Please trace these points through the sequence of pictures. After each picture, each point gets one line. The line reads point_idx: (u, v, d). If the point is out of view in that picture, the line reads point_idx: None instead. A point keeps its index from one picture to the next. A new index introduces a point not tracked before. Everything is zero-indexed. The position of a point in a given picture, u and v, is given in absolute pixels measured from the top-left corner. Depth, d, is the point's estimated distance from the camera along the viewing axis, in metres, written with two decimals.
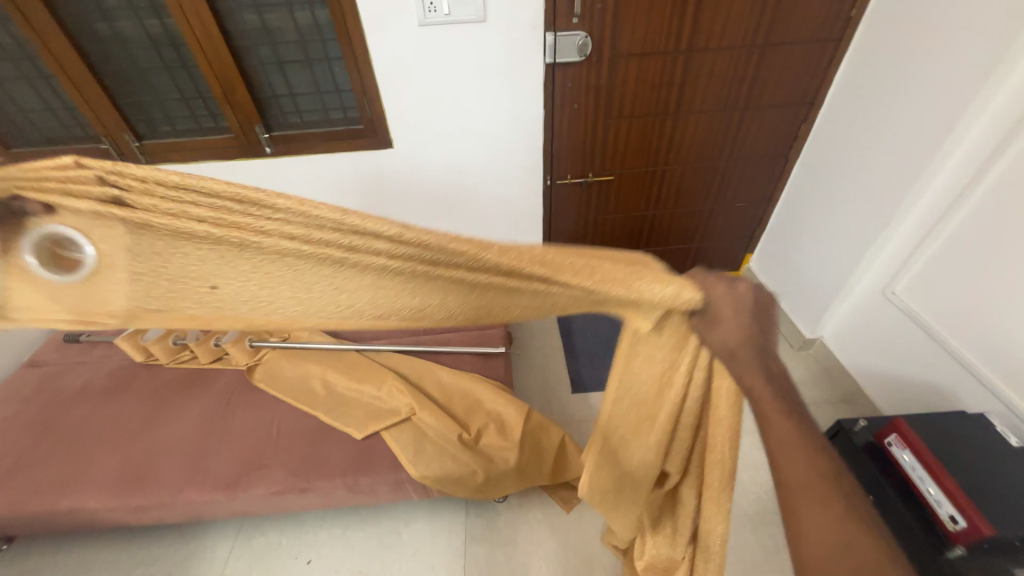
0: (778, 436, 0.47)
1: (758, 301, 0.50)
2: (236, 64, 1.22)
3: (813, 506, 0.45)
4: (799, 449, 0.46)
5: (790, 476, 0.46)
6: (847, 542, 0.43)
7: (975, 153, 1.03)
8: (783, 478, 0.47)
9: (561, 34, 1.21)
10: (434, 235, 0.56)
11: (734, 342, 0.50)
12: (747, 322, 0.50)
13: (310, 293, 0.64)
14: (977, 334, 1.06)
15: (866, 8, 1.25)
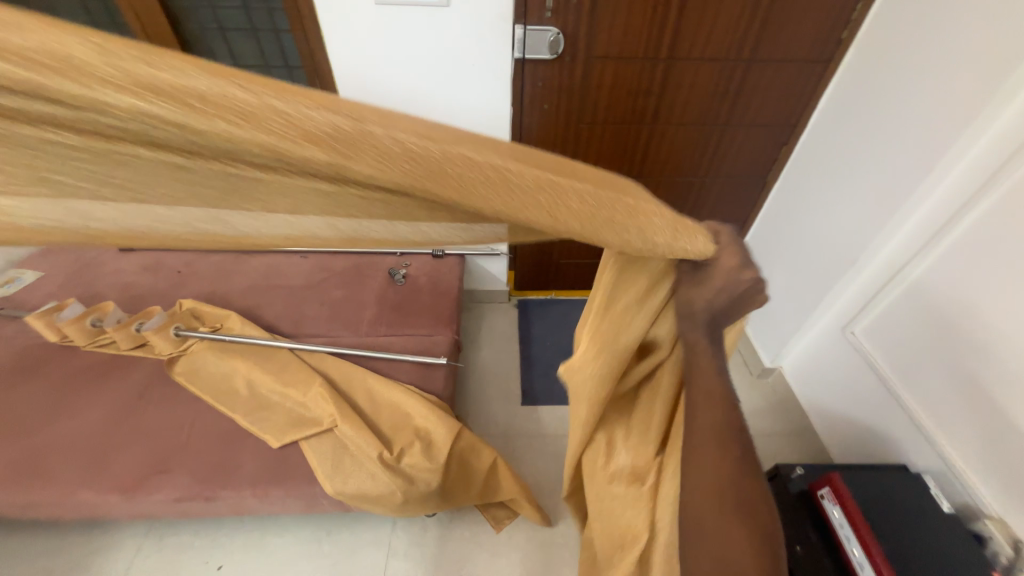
0: (704, 384, 0.52)
1: (748, 292, 0.50)
2: (172, 27, 1.12)
3: (711, 448, 0.50)
4: (717, 401, 0.51)
5: (702, 417, 0.51)
6: (732, 481, 0.48)
7: (945, 201, 0.95)
8: (697, 418, 0.52)
9: (532, 28, 1.13)
10: (363, 169, 0.41)
11: (700, 306, 0.52)
12: (724, 296, 0.51)
13: (228, 204, 0.52)
14: (925, 390, 1.01)
15: (858, 31, 1.17)
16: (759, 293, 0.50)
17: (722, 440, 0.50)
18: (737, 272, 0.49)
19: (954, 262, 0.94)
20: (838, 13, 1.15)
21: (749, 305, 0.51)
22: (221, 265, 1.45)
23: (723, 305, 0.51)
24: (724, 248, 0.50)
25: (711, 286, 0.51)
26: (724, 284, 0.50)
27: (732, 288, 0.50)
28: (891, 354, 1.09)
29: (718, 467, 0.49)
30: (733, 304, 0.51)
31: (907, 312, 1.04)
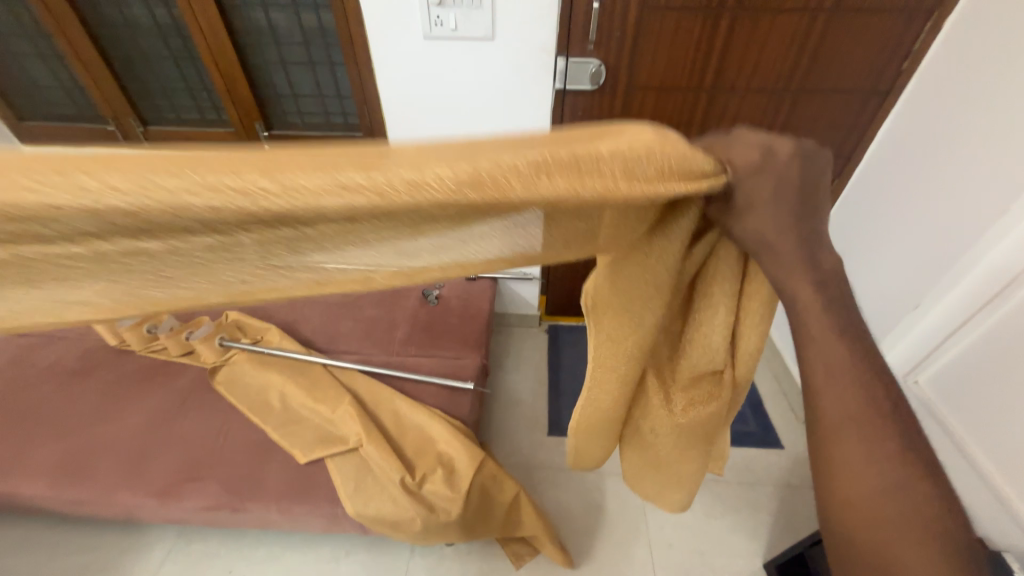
0: (825, 355, 0.40)
1: (799, 164, 0.41)
2: (240, 60, 1.23)
3: (854, 440, 0.39)
4: (849, 378, 0.40)
5: (826, 400, 0.40)
6: (891, 482, 0.37)
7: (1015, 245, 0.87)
8: (820, 402, 0.41)
9: (574, 60, 1.14)
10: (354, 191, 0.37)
11: (771, 233, 0.42)
12: (786, 199, 0.41)
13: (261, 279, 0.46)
14: (1003, 455, 0.89)
15: (920, 62, 1.11)
16: (804, 149, 0.42)
17: (857, 428, 0.39)
18: (769, 156, 0.41)
19: None
20: (898, 44, 1.10)
21: (815, 182, 0.42)
22: None
23: (795, 204, 0.42)
24: (730, 150, 0.43)
25: (761, 195, 0.42)
26: (766, 185, 0.41)
27: (783, 177, 0.41)
28: (959, 408, 0.98)
29: (867, 462, 0.38)
30: (811, 186, 0.42)
31: (977, 362, 0.94)
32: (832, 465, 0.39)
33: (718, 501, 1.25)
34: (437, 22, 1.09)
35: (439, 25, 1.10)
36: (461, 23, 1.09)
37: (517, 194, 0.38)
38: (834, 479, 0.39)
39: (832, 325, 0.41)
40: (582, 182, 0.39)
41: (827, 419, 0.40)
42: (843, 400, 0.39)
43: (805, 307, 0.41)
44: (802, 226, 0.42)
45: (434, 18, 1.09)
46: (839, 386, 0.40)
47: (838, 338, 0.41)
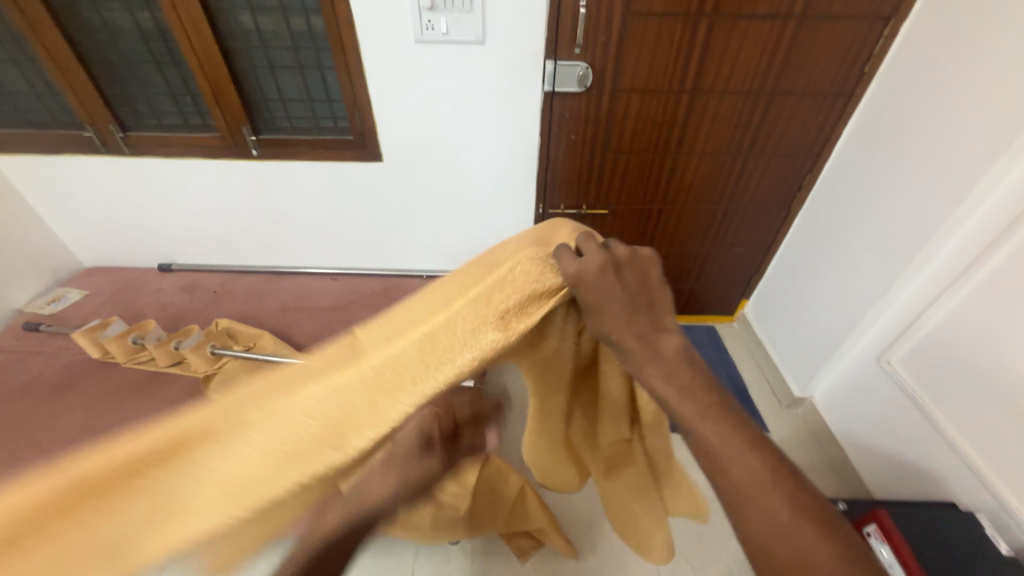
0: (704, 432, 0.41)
1: (612, 268, 0.48)
2: (226, 64, 1.22)
3: (751, 507, 0.38)
4: (729, 445, 0.40)
5: (730, 471, 0.39)
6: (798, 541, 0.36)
7: (981, 232, 0.95)
8: (727, 474, 0.39)
9: (562, 63, 1.18)
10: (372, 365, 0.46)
11: (619, 331, 0.47)
12: (619, 295, 0.47)
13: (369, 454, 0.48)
14: (975, 424, 0.97)
15: (880, 64, 1.20)
16: (635, 258, 0.49)
17: (772, 490, 0.38)
18: (595, 268, 0.48)
19: (994, 292, 0.93)
20: (860, 48, 1.19)
21: (644, 285, 0.49)
22: (253, 287, 1.56)
23: (630, 307, 0.47)
24: (561, 259, 0.49)
25: (596, 300, 0.48)
26: (596, 295, 0.47)
27: (607, 288, 0.47)
28: (932, 385, 1.06)
29: (783, 528, 0.37)
30: (645, 288, 0.48)
31: (951, 341, 1.01)
32: (764, 540, 0.37)
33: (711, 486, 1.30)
34: (428, 26, 1.12)
35: (430, 29, 1.12)
36: (452, 28, 1.12)
37: (456, 342, 0.48)
38: (770, 553, 0.37)
39: (691, 403, 0.43)
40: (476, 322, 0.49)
41: (737, 493, 0.39)
42: (749, 469, 0.39)
43: (667, 393, 0.44)
44: (638, 322, 0.47)
45: (425, 22, 1.11)
46: (733, 455, 0.39)
47: (704, 412, 0.42)
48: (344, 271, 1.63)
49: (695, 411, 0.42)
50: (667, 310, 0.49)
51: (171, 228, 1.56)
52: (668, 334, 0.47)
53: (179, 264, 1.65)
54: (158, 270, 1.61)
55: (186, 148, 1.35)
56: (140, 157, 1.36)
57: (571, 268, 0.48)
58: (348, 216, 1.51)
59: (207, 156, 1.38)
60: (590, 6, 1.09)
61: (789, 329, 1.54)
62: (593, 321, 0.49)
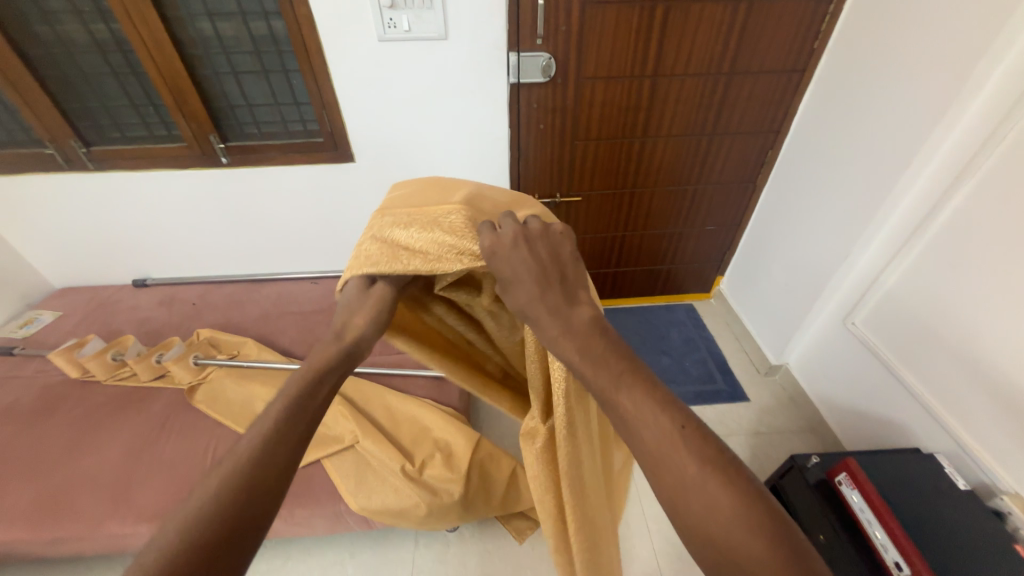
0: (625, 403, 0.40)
1: (526, 241, 0.48)
2: (188, 72, 1.21)
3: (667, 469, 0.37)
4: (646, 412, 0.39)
5: (643, 435, 0.38)
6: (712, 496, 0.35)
7: (928, 191, 1.01)
8: (640, 438, 0.39)
9: (525, 54, 1.21)
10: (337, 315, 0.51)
11: (527, 302, 0.46)
12: (527, 270, 0.46)
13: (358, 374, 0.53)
14: (933, 373, 1.03)
15: (828, 41, 1.26)
16: (545, 233, 0.50)
17: (683, 449, 0.37)
18: (500, 240, 0.47)
19: (944, 249, 0.99)
20: (809, 26, 1.24)
21: (553, 257, 0.48)
22: (233, 296, 1.55)
23: (541, 282, 0.46)
24: (479, 233, 0.49)
25: (511, 274, 0.46)
26: (509, 267, 0.46)
27: (518, 257, 0.46)
28: (894, 340, 1.12)
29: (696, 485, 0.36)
30: (556, 262, 0.47)
31: (909, 297, 1.08)
32: (680, 505, 0.36)
33: None
34: (390, 24, 1.13)
35: (392, 26, 1.13)
36: (414, 25, 1.14)
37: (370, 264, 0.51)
38: (688, 517, 0.36)
39: (607, 374, 0.41)
40: (384, 251, 0.51)
41: (650, 457, 0.38)
42: (662, 431, 0.38)
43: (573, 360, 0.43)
44: (550, 295, 0.45)
45: (387, 20, 1.13)
46: (644, 418, 0.39)
47: (616, 378, 0.41)
48: (325, 274, 1.63)
49: (604, 379, 0.41)
50: (579, 284, 0.48)
51: (144, 243, 1.54)
52: (580, 306, 0.46)
53: (155, 279, 1.63)
54: (134, 286, 1.59)
55: (153, 159, 1.33)
56: (105, 172, 1.34)
57: (486, 240, 0.48)
58: (324, 219, 1.51)
59: (175, 167, 1.36)
60: None
61: (761, 300, 1.60)
62: (509, 296, 0.47)
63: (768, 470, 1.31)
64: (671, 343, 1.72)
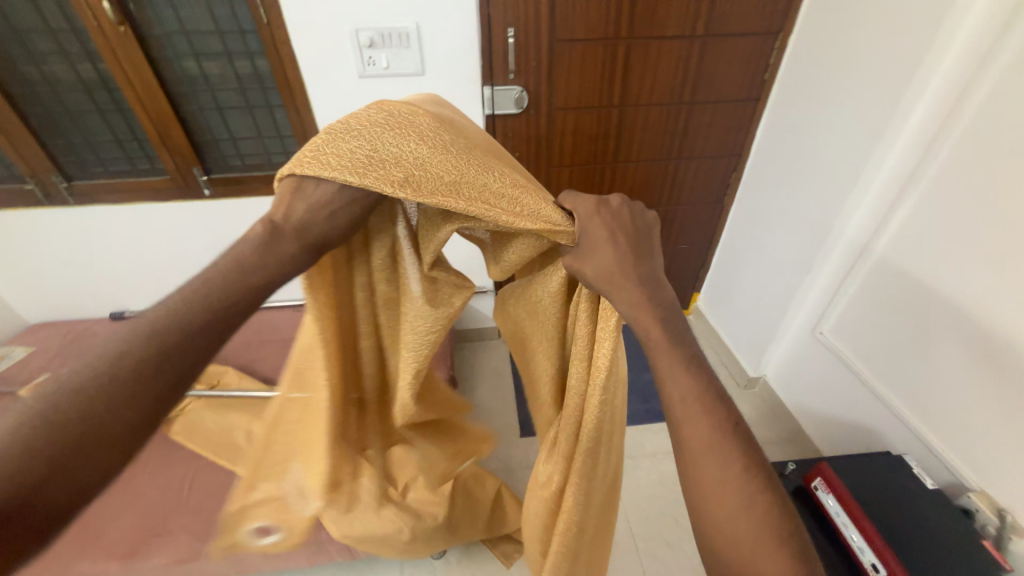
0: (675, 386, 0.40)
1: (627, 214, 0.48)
2: (173, 108, 1.25)
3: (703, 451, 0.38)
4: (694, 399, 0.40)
5: (688, 431, 0.39)
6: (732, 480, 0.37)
7: (875, 206, 1.08)
8: (681, 419, 0.40)
9: (498, 88, 1.28)
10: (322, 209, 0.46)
11: (612, 267, 0.44)
12: (621, 241, 0.46)
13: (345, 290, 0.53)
14: (896, 376, 1.08)
15: (776, 74, 1.37)
16: (636, 212, 0.49)
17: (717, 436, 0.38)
18: (603, 205, 0.47)
19: (894, 258, 1.06)
20: (758, 60, 1.35)
21: (641, 231, 0.48)
22: None
23: (630, 250, 0.46)
24: (574, 201, 0.48)
25: (588, 237, 0.46)
26: (603, 234, 0.46)
27: (613, 226, 0.46)
28: (859, 347, 1.17)
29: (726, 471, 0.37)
30: (644, 238, 0.47)
31: (868, 305, 1.14)
32: (706, 504, 0.37)
33: None
34: (370, 61, 1.19)
35: (372, 64, 1.20)
36: (393, 62, 1.20)
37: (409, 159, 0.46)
38: (719, 514, 0.37)
39: (670, 353, 0.41)
40: (433, 156, 0.47)
41: (698, 452, 0.38)
42: (696, 435, 0.38)
43: (647, 328, 0.43)
44: (640, 267, 0.45)
45: (367, 58, 1.19)
46: (701, 415, 0.39)
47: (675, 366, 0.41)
48: None
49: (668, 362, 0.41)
50: (658, 265, 0.47)
51: (123, 275, 1.53)
52: (666, 287, 0.46)
53: (132, 311, 1.61)
54: (109, 319, 1.57)
55: (135, 192, 1.35)
56: (86, 205, 1.36)
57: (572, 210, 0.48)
58: None
59: (158, 200, 1.38)
60: (518, 36, 1.20)
61: (736, 315, 1.66)
62: (587, 260, 0.46)
63: None
64: None
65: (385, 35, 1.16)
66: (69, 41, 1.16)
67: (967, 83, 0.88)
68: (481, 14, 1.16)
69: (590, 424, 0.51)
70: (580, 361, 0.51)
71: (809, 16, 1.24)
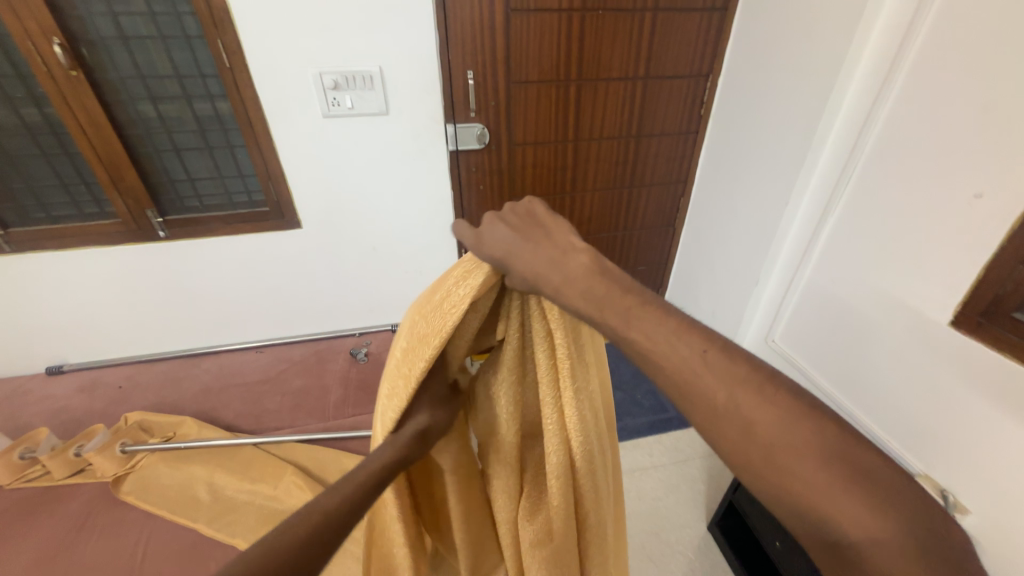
0: (683, 358, 0.38)
1: (508, 223, 0.48)
2: (127, 150, 1.23)
3: (743, 418, 0.36)
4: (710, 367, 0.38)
5: (730, 437, 0.37)
6: (788, 435, 0.35)
7: (807, 222, 1.20)
8: (707, 395, 0.37)
9: (460, 125, 1.35)
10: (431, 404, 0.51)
11: (538, 267, 0.44)
12: (517, 244, 0.46)
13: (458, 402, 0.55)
14: (837, 373, 1.16)
15: (711, 109, 1.53)
16: (506, 213, 0.50)
17: (749, 395, 0.36)
18: (480, 233, 0.48)
19: (827, 266, 1.16)
20: (694, 98, 1.50)
21: (522, 228, 0.48)
22: (167, 374, 1.48)
23: (533, 246, 0.46)
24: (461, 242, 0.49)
25: (501, 253, 0.46)
26: (502, 247, 0.46)
27: (503, 235, 0.47)
28: (807, 351, 1.26)
29: (765, 430, 0.35)
30: (534, 222, 0.48)
31: (808, 317, 1.24)
32: (751, 467, 0.36)
33: (657, 485, 1.40)
34: (334, 102, 1.23)
35: (336, 104, 1.24)
36: (357, 102, 1.25)
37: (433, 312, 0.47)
38: (776, 476, 0.35)
39: (669, 329, 0.40)
40: (433, 304, 0.48)
41: (769, 461, 0.35)
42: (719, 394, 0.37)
43: (633, 309, 0.41)
44: (546, 251, 0.45)
45: (331, 99, 1.23)
46: (743, 415, 0.36)
47: (705, 359, 0.38)
48: (271, 341, 1.60)
49: (692, 358, 0.38)
50: (567, 235, 0.47)
51: (62, 326, 1.43)
52: (579, 253, 0.45)
53: (73, 364, 1.50)
54: (47, 374, 1.46)
55: (80, 238, 1.29)
56: (25, 254, 1.28)
57: (468, 239, 0.48)
58: (270, 289, 1.51)
59: (105, 244, 1.32)
60: (477, 78, 1.28)
61: None
62: (512, 276, 0.46)
63: (716, 489, 1.39)
64: (624, 379, 1.77)
65: (349, 78, 1.21)
66: (14, 87, 1.13)
67: (867, 115, 1.01)
68: (441, 60, 1.24)
69: (574, 419, 0.52)
70: (546, 375, 0.51)
71: (734, 57, 1.41)
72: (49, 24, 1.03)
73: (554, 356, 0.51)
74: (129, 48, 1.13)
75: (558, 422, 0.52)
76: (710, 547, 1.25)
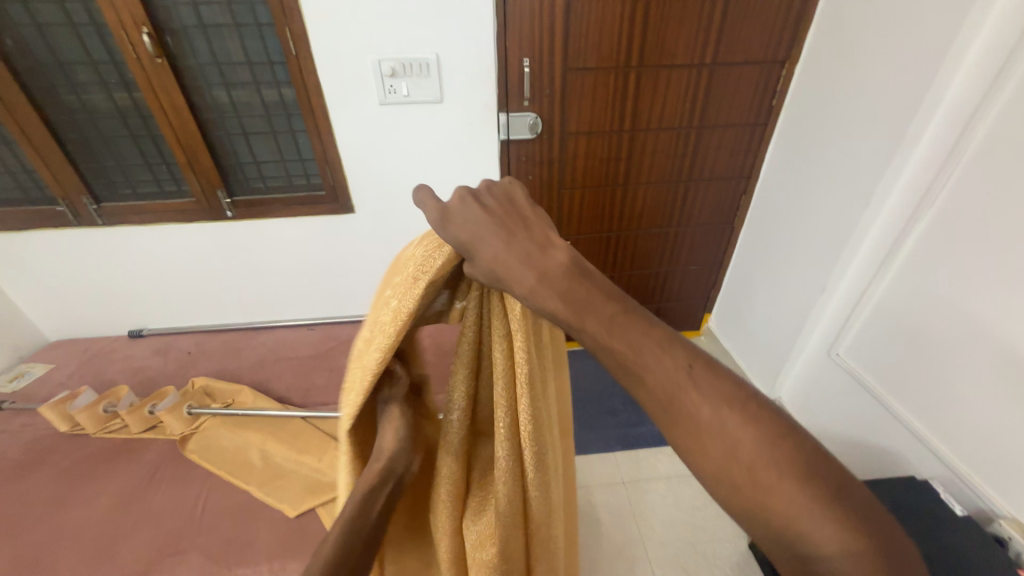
0: (661, 369, 0.34)
1: (482, 203, 0.42)
2: (202, 133, 1.31)
3: (727, 434, 0.32)
4: (717, 381, 0.34)
5: (712, 455, 0.32)
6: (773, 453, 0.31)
7: (889, 226, 1.08)
8: (686, 411, 0.33)
9: (514, 114, 1.33)
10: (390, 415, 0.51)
11: (505, 259, 0.38)
12: (490, 230, 0.39)
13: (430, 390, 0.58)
14: (909, 394, 1.05)
15: (784, 100, 1.41)
16: (484, 191, 0.43)
17: (731, 411, 0.33)
18: (447, 211, 0.41)
19: (908, 277, 1.05)
20: (766, 88, 1.39)
21: (495, 211, 0.41)
22: (228, 343, 1.58)
23: (506, 235, 0.39)
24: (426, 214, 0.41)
25: (468, 236, 0.40)
26: (470, 232, 0.40)
27: (475, 216, 0.40)
28: (875, 368, 1.14)
29: (747, 451, 0.32)
30: (512, 207, 0.42)
31: (879, 332, 1.13)
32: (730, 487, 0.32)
33: (696, 493, 1.34)
34: (391, 89, 1.25)
35: (393, 91, 1.25)
36: (413, 90, 1.26)
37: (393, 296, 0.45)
38: (759, 498, 0.31)
39: (649, 339, 0.35)
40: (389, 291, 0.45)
41: (753, 487, 0.31)
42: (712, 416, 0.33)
43: (614, 316, 0.36)
44: (520, 243, 0.39)
45: (388, 86, 1.25)
46: (728, 435, 0.32)
47: (690, 374, 0.34)
48: (320, 319, 1.67)
49: (674, 370, 0.34)
50: (544, 225, 0.42)
51: (141, 294, 1.56)
52: (555, 250, 0.40)
53: (150, 328, 1.65)
54: (128, 336, 1.61)
55: (159, 214, 1.39)
56: (113, 226, 1.40)
57: (432, 215, 0.41)
58: (321, 270, 1.57)
59: (180, 221, 1.42)
60: (534, 65, 1.26)
61: (749, 338, 1.66)
62: (476, 266, 0.40)
63: None
64: None
65: (406, 65, 1.22)
66: (109, 73, 1.23)
67: (974, 109, 0.89)
68: (498, 47, 1.22)
69: (528, 427, 0.48)
70: (501, 374, 0.47)
71: (815, 43, 1.29)
72: (140, 14, 1.11)
73: (508, 354, 0.47)
74: (207, 36, 1.20)
75: (510, 425, 0.48)
76: (750, 566, 1.18)
